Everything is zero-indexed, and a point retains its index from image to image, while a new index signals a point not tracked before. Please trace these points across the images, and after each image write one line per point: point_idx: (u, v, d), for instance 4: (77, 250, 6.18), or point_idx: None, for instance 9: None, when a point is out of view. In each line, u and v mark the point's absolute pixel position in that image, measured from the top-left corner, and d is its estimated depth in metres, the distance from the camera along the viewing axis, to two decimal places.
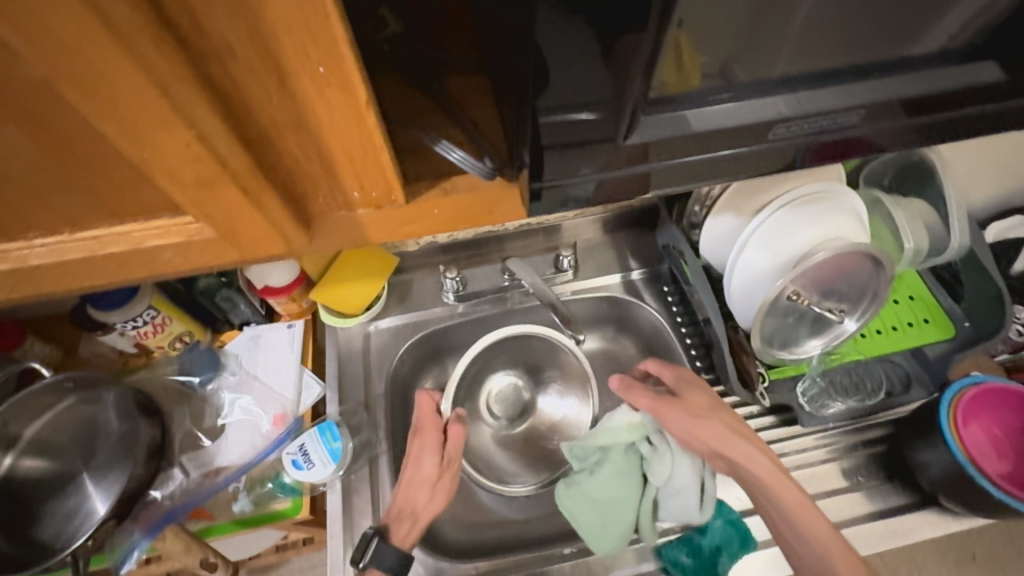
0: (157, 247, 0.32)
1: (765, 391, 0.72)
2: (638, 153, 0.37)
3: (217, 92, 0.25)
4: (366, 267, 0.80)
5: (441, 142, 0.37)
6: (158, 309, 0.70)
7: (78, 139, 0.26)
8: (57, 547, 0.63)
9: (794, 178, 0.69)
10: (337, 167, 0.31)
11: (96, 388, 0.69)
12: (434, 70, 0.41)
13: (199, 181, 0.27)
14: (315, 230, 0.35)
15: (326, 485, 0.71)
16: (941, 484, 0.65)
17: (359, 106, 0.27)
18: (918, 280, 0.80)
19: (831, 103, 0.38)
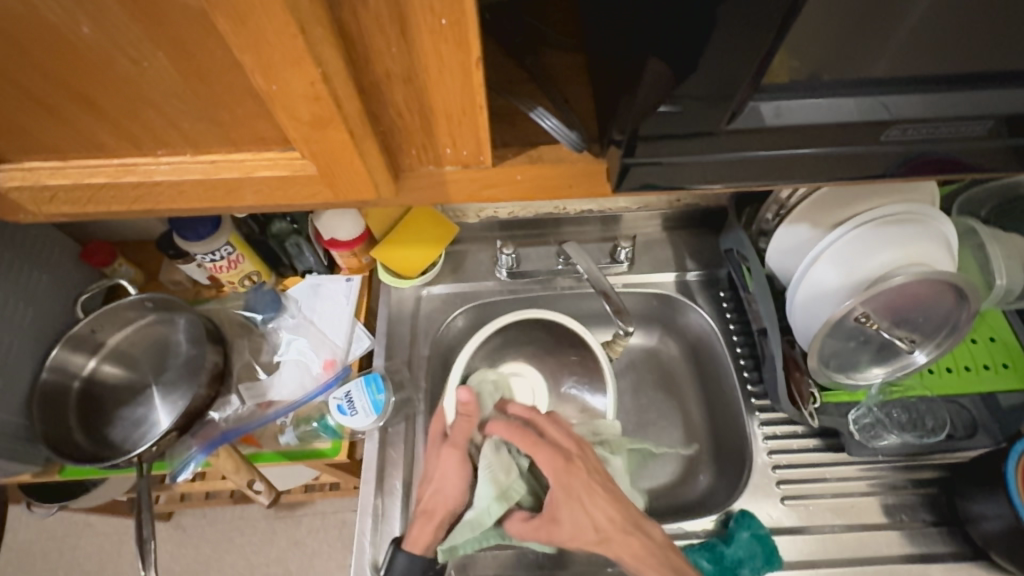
0: (263, 178, 0.34)
1: (814, 412, 0.70)
2: (729, 143, 0.36)
3: (343, 35, 0.26)
4: (426, 233, 0.82)
5: (536, 109, 0.37)
6: (234, 246, 0.75)
7: (215, 67, 0.28)
8: (125, 448, 0.70)
9: (882, 195, 0.65)
10: (436, 124, 0.32)
11: (171, 311, 0.75)
12: (531, 43, 0.41)
13: (314, 121, 0.28)
14: (403, 181, 0.36)
15: (365, 433, 0.75)
16: (997, 539, 0.61)
17: (470, 63, 0.27)
18: (1004, 322, 0.74)
19: (950, 111, 0.35)
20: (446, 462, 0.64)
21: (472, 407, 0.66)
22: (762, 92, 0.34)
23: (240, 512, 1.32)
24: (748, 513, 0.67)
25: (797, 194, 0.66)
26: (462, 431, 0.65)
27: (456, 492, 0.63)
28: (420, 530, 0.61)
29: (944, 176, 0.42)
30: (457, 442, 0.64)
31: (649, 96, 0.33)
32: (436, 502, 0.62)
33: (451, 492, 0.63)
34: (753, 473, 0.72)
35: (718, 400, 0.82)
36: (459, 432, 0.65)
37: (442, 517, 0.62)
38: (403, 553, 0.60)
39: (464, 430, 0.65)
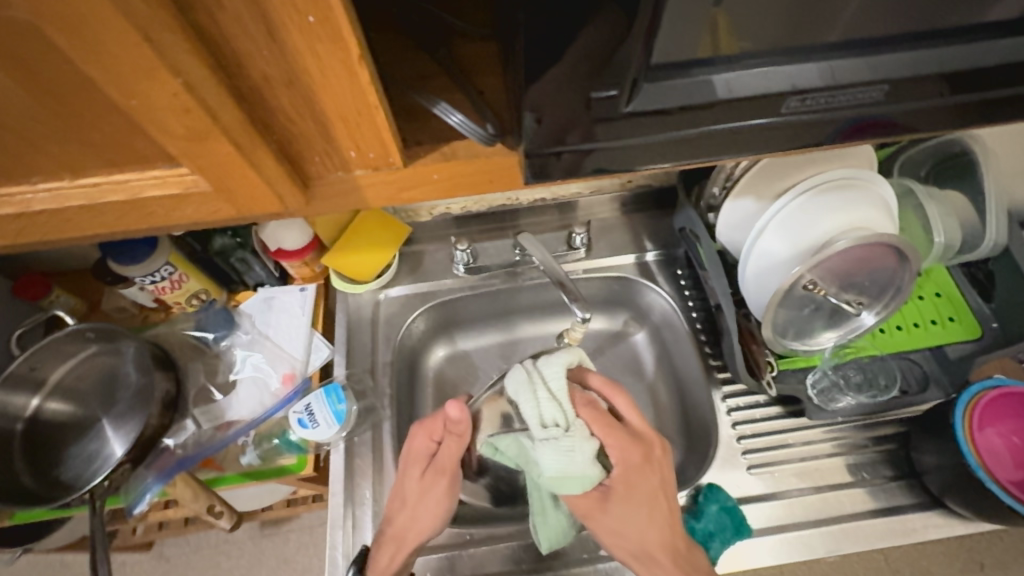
0: (154, 198, 0.32)
1: (772, 381, 0.71)
2: (641, 120, 0.35)
3: (204, 41, 0.24)
4: (378, 235, 0.81)
5: (441, 105, 0.35)
6: (175, 266, 0.72)
7: (70, 86, 0.26)
8: (77, 486, 0.67)
9: (820, 163, 0.66)
10: (331, 127, 0.30)
11: (114, 340, 0.72)
12: (444, 33, 0.40)
13: (191, 134, 0.26)
14: (314, 190, 0.35)
15: (331, 445, 0.73)
16: (950, 487, 0.63)
17: (348, 61, 0.26)
18: (947, 276, 0.76)
19: (856, 75, 0.36)
20: (429, 489, 0.65)
21: (462, 425, 0.63)
22: (714, 65, 0.34)
23: (224, 535, 1.30)
24: (716, 486, 0.68)
25: (738, 167, 0.67)
26: (451, 452, 0.65)
27: (431, 526, 0.63)
28: (391, 557, 0.61)
29: (876, 140, 0.43)
30: (445, 467, 0.65)
31: (539, 89, 0.32)
32: (400, 533, 0.63)
33: (427, 523, 0.63)
34: (719, 448, 0.73)
35: (683, 379, 0.82)
36: (445, 455, 0.65)
37: (415, 543, 0.62)
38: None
39: (452, 451, 0.65)
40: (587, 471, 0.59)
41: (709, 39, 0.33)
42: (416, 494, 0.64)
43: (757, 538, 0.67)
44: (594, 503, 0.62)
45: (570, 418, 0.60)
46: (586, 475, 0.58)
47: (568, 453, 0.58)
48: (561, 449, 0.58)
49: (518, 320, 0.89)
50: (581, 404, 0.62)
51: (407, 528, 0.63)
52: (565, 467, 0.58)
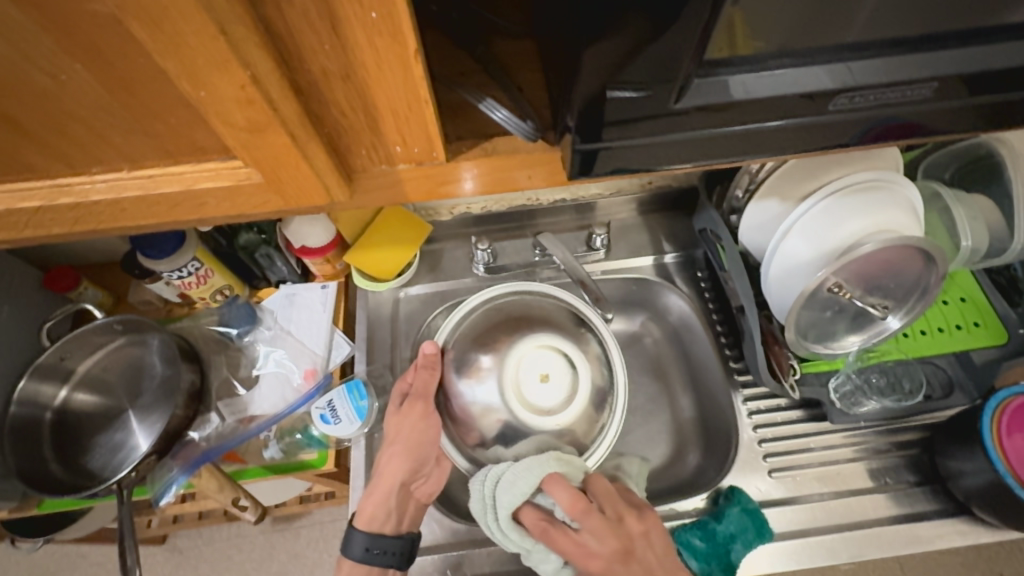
0: (206, 190, 0.33)
1: (795, 384, 0.71)
2: (678, 118, 0.36)
3: (270, 35, 0.25)
4: (400, 234, 0.81)
5: (485, 100, 0.36)
6: (201, 261, 0.73)
7: (136, 78, 0.27)
8: (104, 476, 0.68)
9: (846, 165, 0.66)
10: (380, 121, 0.31)
11: (141, 333, 0.73)
12: (482, 31, 0.40)
13: (251, 126, 0.27)
14: (357, 183, 0.36)
15: (351, 441, 0.74)
16: (977, 493, 0.63)
17: (405, 55, 0.26)
18: (972, 281, 0.76)
19: (897, 75, 0.36)
20: (404, 420, 0.66)
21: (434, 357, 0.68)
22: (731, 66, 0.35)
23: (237, 529, 1.30)
24: (737, 489, 0.68)
25: (764, 169, 0.67)
26: (423, 382, 0.67)
27: (403, 464, 0.64)
28: (371, 503, 0.64)
29: (911, 140, 0.43)
30: (418, 394, 0.67)
31: (582, 87, 0.32)
32: (379, 482, 0.64)
33: (399, 460, 0.64)
34: (740, 449, 0.73)
35: (702, 380, 0.82)
36: (420, 384, 0.67)
37: (390, 486, 0.64)
38: (359, 533, 0.62)
39: (425, 378, 0.67)
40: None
41: (739, 39, 0.32)
42: (395, 427, 0.66)
43: (778, 541, 0.67)
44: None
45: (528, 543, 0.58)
46: None
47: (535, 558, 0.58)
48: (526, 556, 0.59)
49: None
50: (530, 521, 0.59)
51: (384, 474, 0.64)
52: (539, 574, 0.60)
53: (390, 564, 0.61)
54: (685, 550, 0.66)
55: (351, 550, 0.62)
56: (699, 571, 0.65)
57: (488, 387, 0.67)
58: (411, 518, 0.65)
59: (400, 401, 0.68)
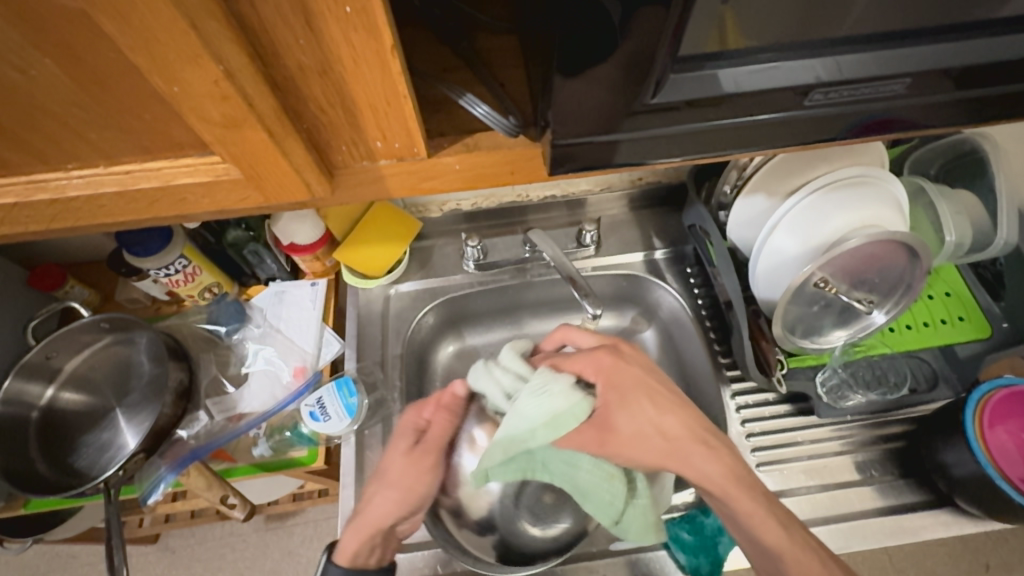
0: (185, 186, 0.33)
1: (782, 378, 0.71)
2: (662, 111, 0.36)
3: (243, 30, 0.25)
4: (390, 230, 0.81)
5: (466, 96, 0.36)
6: (189, 258, 0.72)
7: (109, 73, 0.27)
8: (91, 475, 0.67)
9: (832, 160, 0.66)
10: (360, 117, 0.31)
11: (129, 331, 0.73)
12: (464, 27, 0.40)
13: (225, 120, 0.27)
14: (338, 178, 0.36)
15: (341, 438, 0.74)
16: (960, 485, 0.63)
17: (382, 51, 0.26)
18: (957, 276, 0.77)
19: (875, 70, 0.36)
20: (414, 465, 0.63)
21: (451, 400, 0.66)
22: (718, 60, 0.34)
23: (230, 527, 1.30)
24: None
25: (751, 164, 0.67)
26: (442, 428, 0.65)
27: (396, 505, 0.61)
28: (352, 539, 0.60)
29: (891, 136, 0.43)
30: (431, 446, 0.64)
31: (560, 81, 0.32)
32: (369, 517, 0.60)
33: (388, 500, 0.61)
34: (728, 444, 0.73)
35: (691, 376, 0.82)
36: (438, 429, 0.65)
37: (372, 530, 0.60)
38: (339, 569, 0.58)
39: (439, 428, 0.64)
40: (569, 403, 0.52)
41: (720, 34, 0.33)
42: (400, 472, 0.63)
43: None
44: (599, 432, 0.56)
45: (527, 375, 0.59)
46: (573, 405, 0.52)
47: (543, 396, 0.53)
48: (538, 393, 0.54)
49: (525, 315, 0.90)
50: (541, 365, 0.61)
51: (372, 514, 0.60)
52: (550, 411, 0.52)
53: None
54: (673, 544, 0.65)
55: None
56: (686, 565, 0.64)
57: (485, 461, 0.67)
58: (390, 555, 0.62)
59: (412, 440, 0.65)
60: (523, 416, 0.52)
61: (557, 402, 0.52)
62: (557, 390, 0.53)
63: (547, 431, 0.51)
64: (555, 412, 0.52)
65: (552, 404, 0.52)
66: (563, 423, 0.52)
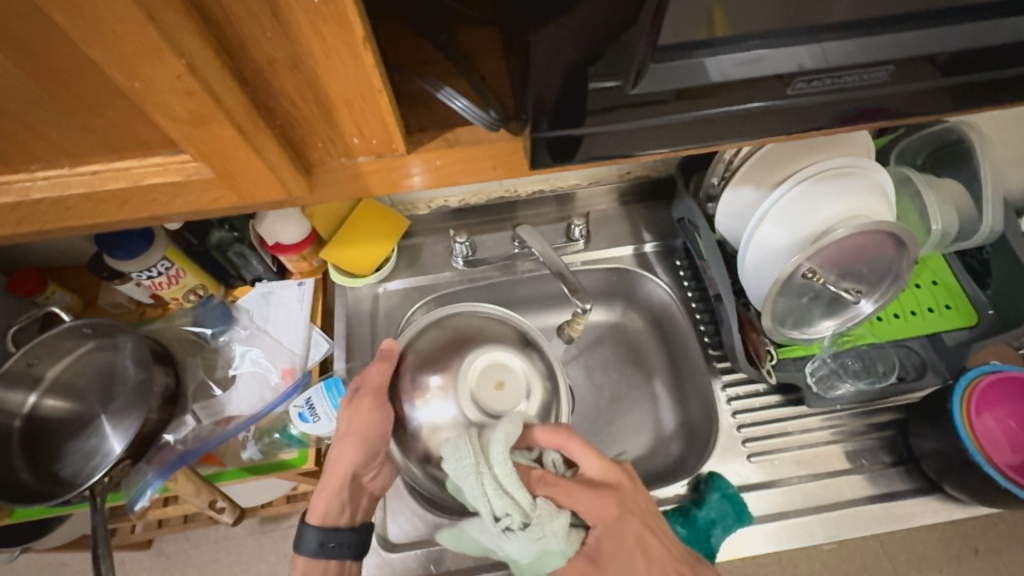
0: (156, 185, 0.32)
1: (772, 369, 0.72)
2: (645, 103, 0.35)
3: (208, 24, 0.24)
4: (376, 228, 0.80)
5: (445, 90, 0.35)
6: (171, 261, 0.71)
7: (69, 69, 0.26)
8: (76, 483, 0.66)
9: (818, 151, 0.66)
10: (335, 112, 0.30)
11: (112, 336, 0.71)
12: (443, 19, 0.39)
13: (193, 118, 0.26)
14: (316, 176, 0.35)
15: (331, 438, 0.73)
16: (948, 472, 0.64)
17: (353, 44, 0.26)
18: (944, 264, 0.77)
19: (857, 57, 0.36)
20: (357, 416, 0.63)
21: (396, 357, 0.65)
22: (701, 48, 0.34)
23: (224, 531, 1.29)
24: (718, 474, 0.69)
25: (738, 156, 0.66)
26: (378, 376, 0.64)
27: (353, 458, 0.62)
28: (325, 499, 0.61)
29: (876, 124, 0.43)
30: (373, 396, 0.64)
31: (538, 70, 0.32)
32: (330, 475, 0.62)
33: (345, 455, 0.62)
34: (719, 436, 0.73)
35: (683, 369, 0.82)
36: (374, 381, 0.64)
37: (336, 484, 0.61)
38: (312, 527, 0.59)
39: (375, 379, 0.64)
40: (562, 546, 0.52)
41: (702, 20, 0.32)
42: (347, 422, 0.63)
43: (759, 525, 0.68)
44: (585, 563, 0.54)
45: (526, 508, 0.50)
46: (564, 552, 0.52)
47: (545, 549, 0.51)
48: (534, 541, 0.50)
49: (516, 312, 0.89)
50: (536, 485, 0.54)
51: (335, 468, 0.62)
52: (540, 551, 0.51)
53: (345, 557, 0.60)
54: None
55: (304, 546, 0.59)
56: None
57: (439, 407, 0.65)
58: (365, 510, 0.64)
59: (351, 395, 0.64)
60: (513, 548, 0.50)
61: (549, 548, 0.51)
62: (551, 545, 0.51)
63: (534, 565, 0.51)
64: (544, 552, 0.51)
65: (546, 552, 0.51)
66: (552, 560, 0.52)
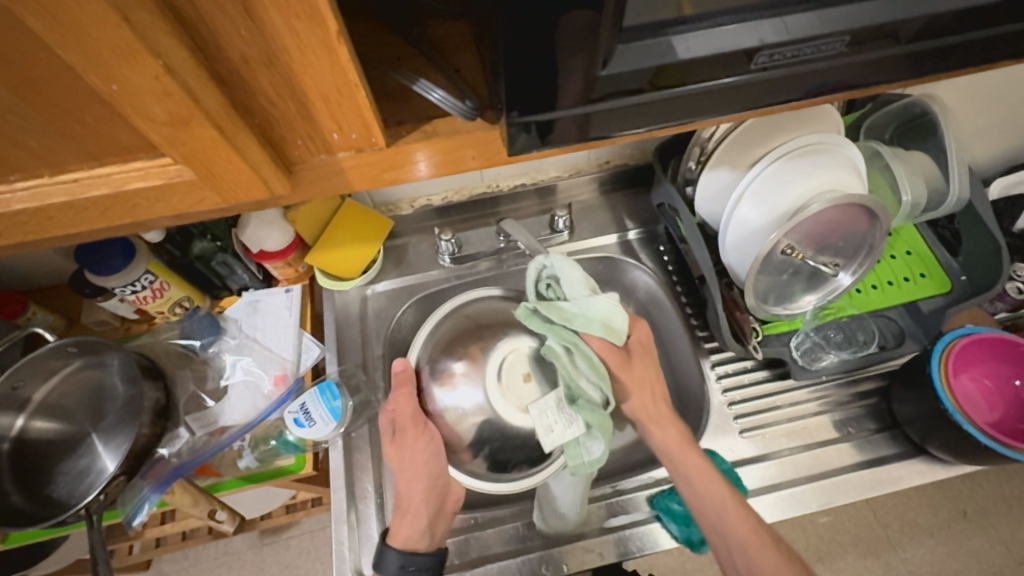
0: (138, 191, 0.32)
1: (758, 345, 0.73)
2: (617, 85, 0.36)
3: (181, 23, 0.24)
4: (360, 231, 0.80)
5: (419, 82, 0.35)
6: (155, 274, 0.71)
7: (43, 75, 0.26)
8: (71, 503, 0.65)
9: (790, 129, 0.68)
10: (312, 108, 0.31)
11: (99, 353, 0.70)
12: (414, 15, 0.40)
13: (172, 119, 0.26)
14: (298, 174, 0.35)
15: (328, 442, 0.73)
16: (931, 433, 0.66)
17: (327, 40, 0.26)
18: (918, 236, 0.80)
19: (816, 29, 0.37)
20: (407, 447, 0.67)
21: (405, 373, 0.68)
22: (667, 27, 0.35)
23: (224, 546, 1.28)
24: (711, 452, 0.70)
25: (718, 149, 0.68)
26: (404, 404, 0.68)
27: (421, 487, 0.65)
28: (409, 527, 0.62)
29: (842, 96, 0.44)
30: (406, 423, 0.68)
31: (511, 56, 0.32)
32: (408, 501, 0.64)
33: (414, 485, 0.65)
34: (711, 414, 0.75)
35: (672, 352, 0.84)
36: (401, 408, 0.68)
37: (416, 510, 0.63)
38: (392, 550, 0.60)
39: (404, 405, 0.68)
40: (623, 321, 0.66)
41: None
42: (399, 457, 0.67)
43: (752, 498, 0.69)
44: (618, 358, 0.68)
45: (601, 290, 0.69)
46: (624, 329, 0.67)
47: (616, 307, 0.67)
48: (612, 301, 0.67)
49: None
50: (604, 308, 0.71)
51: (409, 496, 0.64)
52: (607, 313, 0.65)
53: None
54: (666, 517, 0.67)
55: (387, 571, 0.59)
56: (680, 536, 0.66)
57: (463, 391, 0.71)
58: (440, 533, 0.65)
59: (393, 434, 0.69)
60: (597, 307, 0.65)
61: (620, 322, 0.66)
62: (623, 319, 0.66)
63: (603, 328, 0.65)
64: (614, 318, 0.66)
65: (618, 318, 0.66)
66: (613, 332, 0.66)
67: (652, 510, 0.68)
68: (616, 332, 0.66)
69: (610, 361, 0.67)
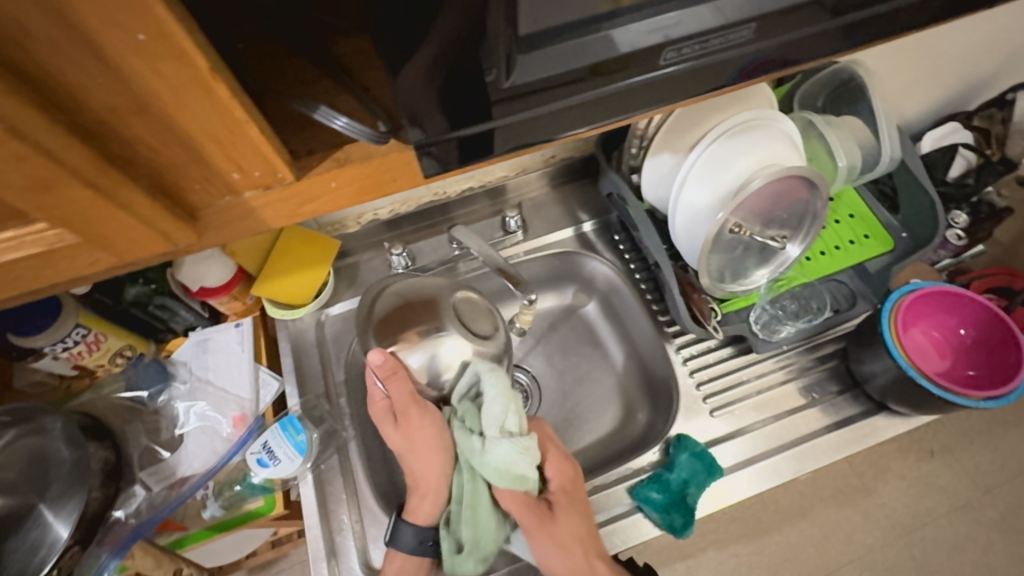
0: (16, 264, 0.30)
1: (718, 325, 0.74)
2: (533, 92, 0.35)
3: (28, 79, 0.23)
4: (306, 255, 0.77)
5: (323, 110, 0.34)
6: (87, 326, 0.66)
7: None
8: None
9: (724, 109, 0.68)
10: (203, 151, 0.29)
11: (33, 419, 0.64)
12: (316, 35, 0.38)
13: (35, 180, 0.25)
14: (204, 220, 0.34)
15: (297, 478, 0.70)
16: (889, 391, 0.68)
17: (201, 80, 0.25)
18: (857, 198, 0.82)
19: (725, 18, 0.37)
20: (413, 428, 0.63)
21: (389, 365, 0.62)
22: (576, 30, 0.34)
23: None
24: (683, 435, 0.71)
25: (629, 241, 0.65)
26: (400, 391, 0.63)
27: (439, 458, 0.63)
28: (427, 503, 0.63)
29: (764, 77, 0.44)
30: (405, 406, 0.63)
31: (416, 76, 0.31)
32: (425, 483, 0.64)
33: (432, 459, 0.63)
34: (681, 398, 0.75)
35: (638, 340, 0.84)
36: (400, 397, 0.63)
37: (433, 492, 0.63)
38: (409, 527, 0.62)
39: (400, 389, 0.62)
40: (522, 464, 0.61)
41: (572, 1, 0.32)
42: (410, 438, 0.64)
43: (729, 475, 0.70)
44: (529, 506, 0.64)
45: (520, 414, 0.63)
46: (524, 477, 0.61)
47: (522, 452, 0.61)
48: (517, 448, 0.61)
49: None
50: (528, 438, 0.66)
51: (427, 475, 0.63)
52: (507, 461, 0.60)
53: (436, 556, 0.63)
54: (645, 506, 0.68)
55: (405, 543, 0.62)
56: (661, 522, 0.67)
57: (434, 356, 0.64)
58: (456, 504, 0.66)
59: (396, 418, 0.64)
60: (493, 457, 0.60)
61: (515, 470, 0.60)
62: (521, 465, 0.61)
63: (496, 477, 0.60)
64: (510, 465, 0.60)
65: (511, 467, 0.60)
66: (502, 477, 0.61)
67: (632, 500, 0.69)
68: (518, 480, 0.61)
69: (525, 519, 0.63)
